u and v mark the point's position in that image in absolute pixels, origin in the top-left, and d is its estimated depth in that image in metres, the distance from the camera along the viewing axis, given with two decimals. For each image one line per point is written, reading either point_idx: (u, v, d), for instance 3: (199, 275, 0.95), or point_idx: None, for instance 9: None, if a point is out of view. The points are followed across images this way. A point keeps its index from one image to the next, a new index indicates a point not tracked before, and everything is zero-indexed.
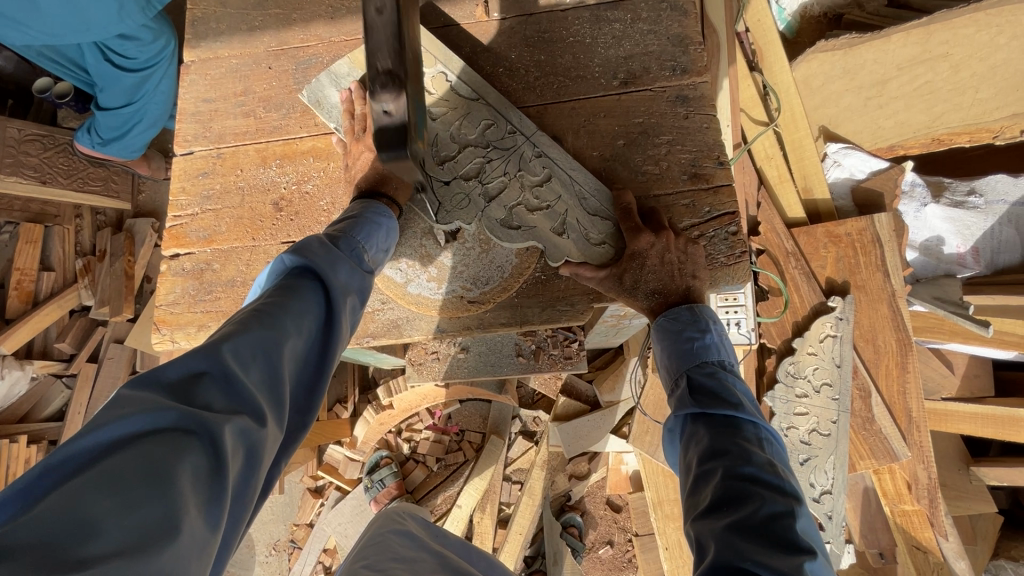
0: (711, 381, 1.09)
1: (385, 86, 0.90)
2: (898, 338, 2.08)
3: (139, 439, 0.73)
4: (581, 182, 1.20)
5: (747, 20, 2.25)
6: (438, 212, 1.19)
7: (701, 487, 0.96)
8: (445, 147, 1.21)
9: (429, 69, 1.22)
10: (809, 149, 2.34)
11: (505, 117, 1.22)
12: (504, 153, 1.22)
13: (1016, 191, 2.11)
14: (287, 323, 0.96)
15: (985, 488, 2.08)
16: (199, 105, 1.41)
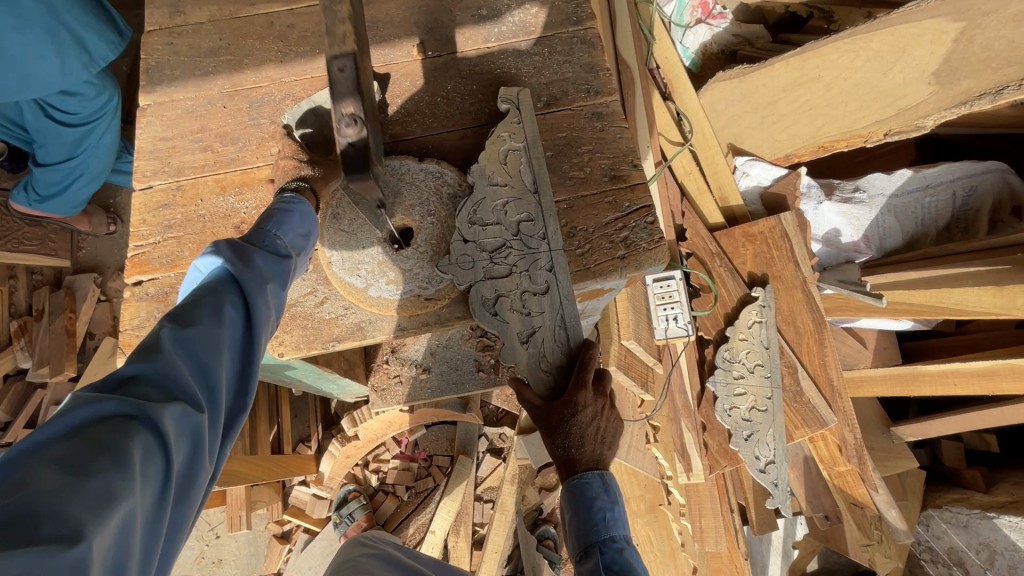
0: (620, 559, 1.31)
1: (347, 122, 1.06)
2: (814, 318, 2.33)
3: (83, 429, 0.83)
4: (569, 312, 1.27)
5: (655, 57, 2.61)
6: (444, 260, 1.31)
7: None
8: (486, 209, 1.33)
9: (513, 142, 1.36)
10: (721, 164, 2.66)
11: (547, 219, 1.31)
12: (525, 247, 1.31)
13: (891, 185, 2.48)
14: (214, 322, 1.04)
15: (905, 444, 2.33)
16: (157, 143, 1.51)
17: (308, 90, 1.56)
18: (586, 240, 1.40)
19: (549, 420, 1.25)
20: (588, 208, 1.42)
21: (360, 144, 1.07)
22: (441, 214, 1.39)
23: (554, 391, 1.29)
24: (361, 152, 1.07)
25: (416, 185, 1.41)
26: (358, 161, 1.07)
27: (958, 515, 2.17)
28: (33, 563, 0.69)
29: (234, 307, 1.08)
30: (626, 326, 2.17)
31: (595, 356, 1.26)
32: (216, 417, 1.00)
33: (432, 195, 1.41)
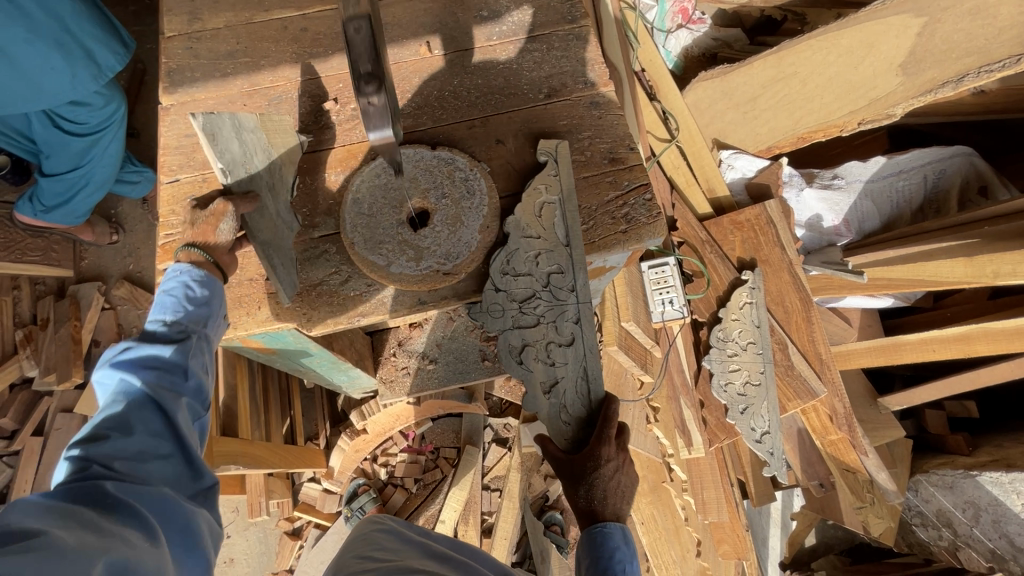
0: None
1: (367, 83, 1.15)
2: (801, 298, 2.46)
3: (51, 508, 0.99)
4: (591, 367, 1.38)
5: (641, 61, 2.75)
6: (477, 309, 1.42)
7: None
8: (518, 257, 1.43)
9: (549, 195, 1.44)
10: (706, 158, 2.80)
11: (576, 270, 1.40)
12: (553, 297, 1.41)
13: (867, 172, 2.64)
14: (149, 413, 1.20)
15: (892, 415, 2.45)
16: (181, 140, 1.60)
17: (323, 88, 1.66)
18: (589, 217, 1.51)
19: (571, 472, 1.35)
20: (590, 188, 1.53)
21: (381, 101, 1.18)
22: (454, 197, 1.49)
23: (576, 443, 1.38)
24: (382, 112, 1.18)
25: (430, 171, 1.51)
26: (378, 117, 1.20)
27: (943, 477, 2.30)
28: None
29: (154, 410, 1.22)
30: (625, 310, 2.26)
31: (616, 413, 1.36)
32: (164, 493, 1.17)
33: (446, 180, 1.51)
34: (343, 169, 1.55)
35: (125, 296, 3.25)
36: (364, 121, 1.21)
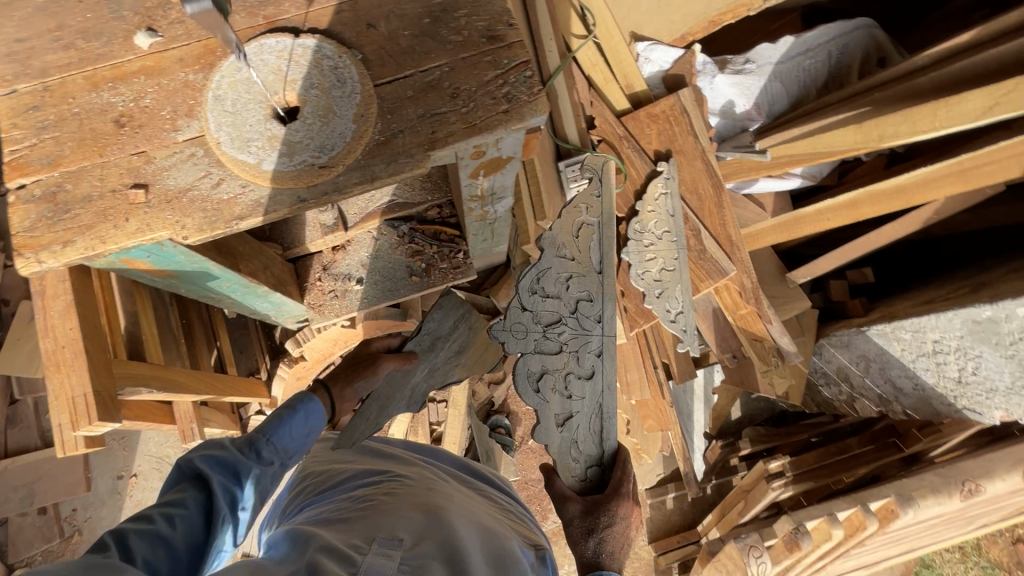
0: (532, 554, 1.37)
1: None
2: (713, 185, 2.53)
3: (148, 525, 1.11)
4: (604, 401, 1.60)
5: None
6: (502, 328, 1.63)
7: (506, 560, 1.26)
8: (553, 296, 1.65)
9: (585, 220, 1.67)
10: (624, 53, 2.68)
11: (605, 300, 1.64)
12: (581, 320, 1.64)
13: (776, 53, 2.64)
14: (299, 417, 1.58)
15: (798, 288, 2.61)
16: (12, 45, 1.43)
17: None
18: (469, 98, 1.45)
19: (583, 518, 1.48)
20: (470, 69, 1.47)
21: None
22: (325, 85, 1.41)
23: (588, 485, 1.55)
24: None
25: (297, 61, 1.42)
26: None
27: (841, 337, 2.53)
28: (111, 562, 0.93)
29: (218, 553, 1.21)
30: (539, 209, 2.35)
31: (626, 466, 1.56)
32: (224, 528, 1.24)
33: (314, 69, 1.42)
34: (201, 65, 1.43)
35: None
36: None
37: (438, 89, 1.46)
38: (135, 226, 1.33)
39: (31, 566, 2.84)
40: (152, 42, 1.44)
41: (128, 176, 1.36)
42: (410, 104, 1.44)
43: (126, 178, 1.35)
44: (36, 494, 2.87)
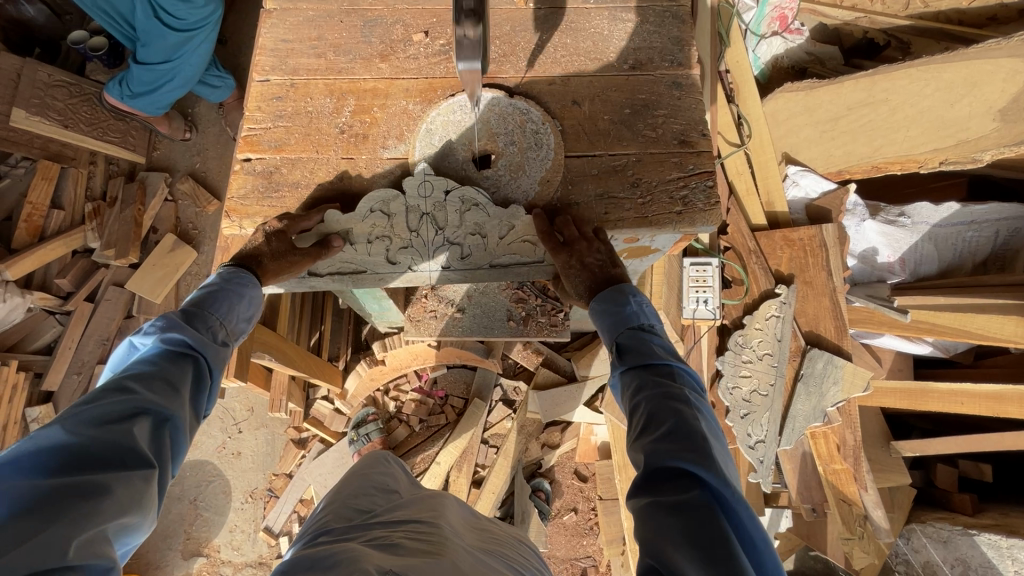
0: (637, 339, 1.33)
1: (466, 16, 1.20)
2: (836, 325, 2.43)
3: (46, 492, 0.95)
4: (762, 436, 2.32)
5: (726, 61, 2.72)
6: (723, 389, 2.37)
7: (628, 357, 1.31)
8: (476, 254, 1.55)
9: (785, 323, 2.40)
10: (772, 169, 2.74)
11: (461, 267, 1.56)
12: (444, 245, 1.54)
13: (936, 216, 2.51)
14: (226, 293, 1.39)
15: (902, 460, 2.43)
16: (278, 43, 1.67)
17: (417, 19, 1.70)
18: (647, 192, 1.53)
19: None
20: (655, 163, 1.55)
21: (476, 37, 1.22)
22: (522, 144, 1.54)
23: None
24: (474, 45, 1.23)
25: (505, 117, 1.56)
26: (470, 50, 1.24)
27: (940, 530, 2.25)
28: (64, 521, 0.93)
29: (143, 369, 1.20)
30: (657, 298, 2.34)
31: None
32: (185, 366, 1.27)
33: (517, 127, 1.56)
34: (423, 98, 1.60)
35: (187, 191, 3.42)
36: (455, 52, 1.25)
37: (621, 175, 1.54)
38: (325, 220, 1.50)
39: None
40: (389, 70, 1.64)
41: (334, 172, 1.54)
42: (592, 182, 1.53)
43: (331, 173, 1.55)
44: None
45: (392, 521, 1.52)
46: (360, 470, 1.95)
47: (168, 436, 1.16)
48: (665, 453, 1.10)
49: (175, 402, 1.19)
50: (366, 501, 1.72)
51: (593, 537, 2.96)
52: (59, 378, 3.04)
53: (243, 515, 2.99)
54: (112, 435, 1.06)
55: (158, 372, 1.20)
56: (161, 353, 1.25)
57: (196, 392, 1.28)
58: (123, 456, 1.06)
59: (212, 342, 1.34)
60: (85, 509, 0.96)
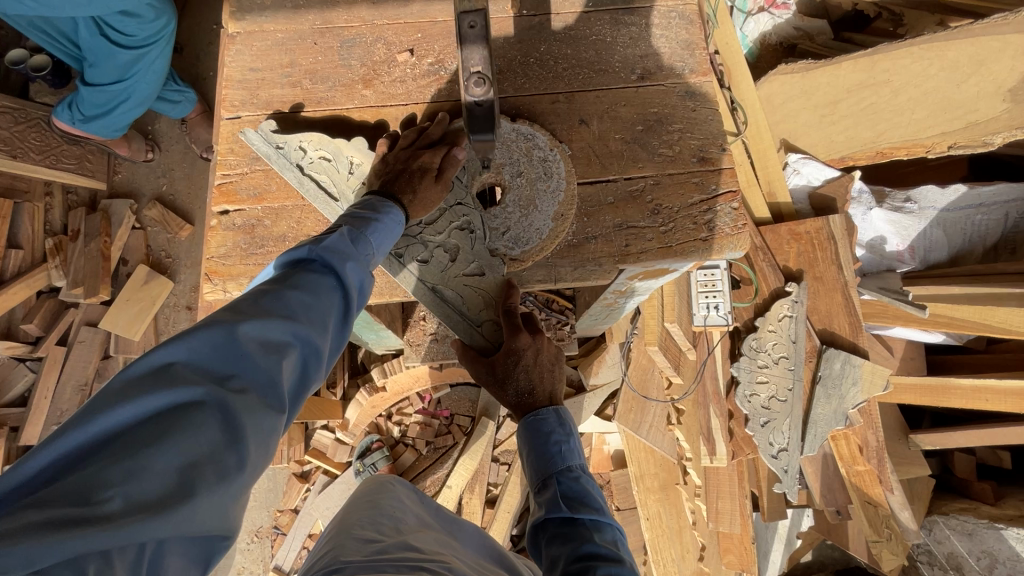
0: (576, 486, 1.25)
1: (477, 81, 1.11)
2: (850, 321, 2.34)
3: (171, 412, 0.86)
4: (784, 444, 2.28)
5: (717, 41, 2.44)
6: (740, 397, 2.32)
7: (568, 508, 1.21)
8: (428, 270, 1.39)
9: (798, 321, 2.29)
10: (772, 159, 2.53)
11: (430, 287, 1.39)
12: (411, 240, 1.39)
13: (943, 199, 2.47)
14: (386, 225, 1.25)
15: (921, 453, 2.41)
16: (246, 73, 1.50)
17: (400, 35, 1.54)
18: (670, 218, 1.42)
19: None
20: (674, 186, 1.43)
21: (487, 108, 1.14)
22: (530, 175, 1.42)
23: None
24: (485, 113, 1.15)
25: (508, 145, 1.43)
26: (481, 123, 1.16)
27: (963, 523, 2.28)
28: (178, 455, 0.84)
29: (301, 290, 1.08)
30: (671, 309, 2.20)
31: None
32: (339, 301, 1.13)
33: (524, 156, 1.43)
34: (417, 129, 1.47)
35: (156, 218, 3.19)
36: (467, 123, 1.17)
37: (639, 201, 1.43)
38: None
39: None
40: (375, 97, 1.50)
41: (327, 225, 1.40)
42: (609, 212, 1.42)
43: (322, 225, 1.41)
44: None
45: (406, 566, 1.28)
46: (365, 496, 1.70)
47: (307, 380, 1.06)
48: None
49: (324, 337, 1.08)
50: (373, 531, 1.46)
51: None
52: (37, 430, 2.86)
53: (251, 556, 2.93)
54: (260, 367, 0.96)
55: (312, 297, 1.08)
56: (320, 270, 1.13)
57: (343, 328, 1.15)
58: (265, 393, 0.96)
59: (366, 270, 1.20)
60: (220, 458, 0.87)
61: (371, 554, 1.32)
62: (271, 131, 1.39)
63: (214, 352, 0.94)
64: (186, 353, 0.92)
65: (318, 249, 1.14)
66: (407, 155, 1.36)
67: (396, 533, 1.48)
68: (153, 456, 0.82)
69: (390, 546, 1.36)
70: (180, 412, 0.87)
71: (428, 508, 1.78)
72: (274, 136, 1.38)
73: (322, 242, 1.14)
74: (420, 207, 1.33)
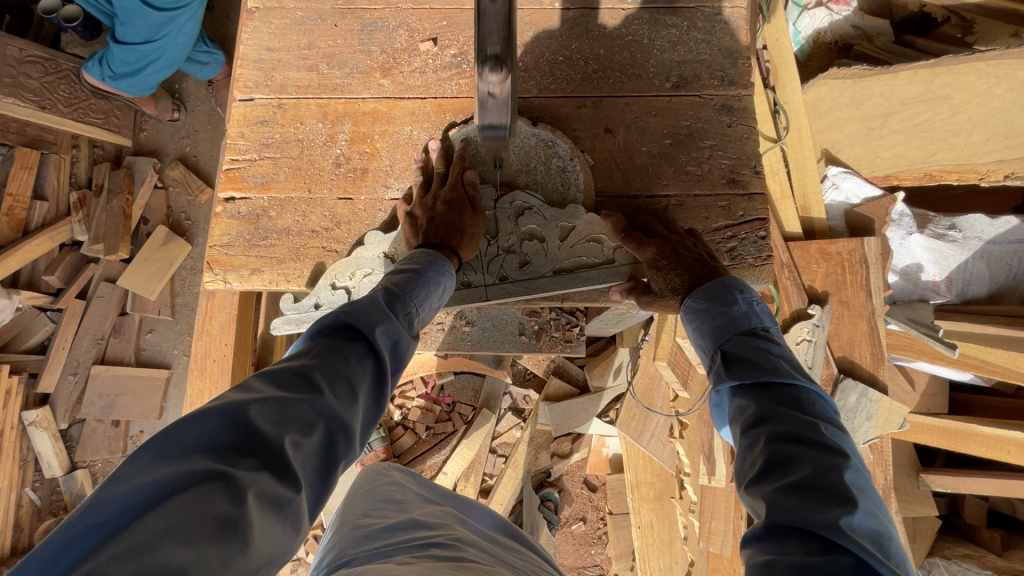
0: (758, 346, 1.12)
1: (492, 68, 0.98)
2: (872, 352, 2.23)
3: (178, 492, 0.78)
4: None
5: (764, 38, 2.32)
6: None
7: (740, 372, 1.09)
8: (537, 260, 1.37)
9: (817, 340, 2.20)
10: (811, 170, 2.35)
11: (525, 279, 1.37)
12: (497, 259, 1.38)
13: (991, 230, 2.30)
14: (427, 280, 1.23)
15: (930, 493, 2.34)
16: (262, 53, 1.46)
17: (424, 22, 1.46)
18: None
19: None
20: (699, 209, 1.37)
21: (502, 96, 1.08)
22: (547, 186, 1.42)
23: None
24: (500, 103, 1.08)
25: (528, 152, 1.42)
26: (495, 113, 1.11)
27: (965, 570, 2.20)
28: (178, 543, 0.74)
29: (328, 359, 1.05)
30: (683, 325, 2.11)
31: None
32: (367, 366, 1.09)
33: (542, 164, 1.42)
34: (427, 139, 1.43)
35: (178, 178, 3.20)
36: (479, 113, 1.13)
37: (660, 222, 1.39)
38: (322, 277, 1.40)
39: (89, 469, 3.03)
40: (392, 88, 1.44)
41: (331, 220, 1.40)
42: None
43: (326, 221, 1.41)
44: (114, 407, 3.05)
45: (415, 546, 1.18)
46: (359, 488, 1.56)
47: (334, 457, 0.98)
48: (790, 508, 0.87)
49: (350, 409, 1.02)
50: (374, 518, 1.35)
51: (602, 546, 2.86)
52: (54, 379, 2.97)
53: None
54: (275, 442, 0.89)
55: (339, 365, 1.04)
56: (352, 338, 1.11)
57: (373, 399, 1.10)
58: (280, 470, 0.87)
59: (399, 334, 1.17)
60: (225, 545, 0.76)
61: (378, 541, 1.22)
62: (290, 302, 1.40)
63: (230, 429, 0.87)
64: (199, 434, 0.85)
65: (349, 316, 1.12)
66: (432, 198, 1.34)
67: (401, 514, 1.38)
68: (148, 551, 0.72)
69: (398, 531, 1.26)
70: (188, 493, 0.78)
71: (428, 489, 1.65)
72: (297, 305, 1.39)
73: (356, 308, 1.13)
74: (472, 241, 1.33)
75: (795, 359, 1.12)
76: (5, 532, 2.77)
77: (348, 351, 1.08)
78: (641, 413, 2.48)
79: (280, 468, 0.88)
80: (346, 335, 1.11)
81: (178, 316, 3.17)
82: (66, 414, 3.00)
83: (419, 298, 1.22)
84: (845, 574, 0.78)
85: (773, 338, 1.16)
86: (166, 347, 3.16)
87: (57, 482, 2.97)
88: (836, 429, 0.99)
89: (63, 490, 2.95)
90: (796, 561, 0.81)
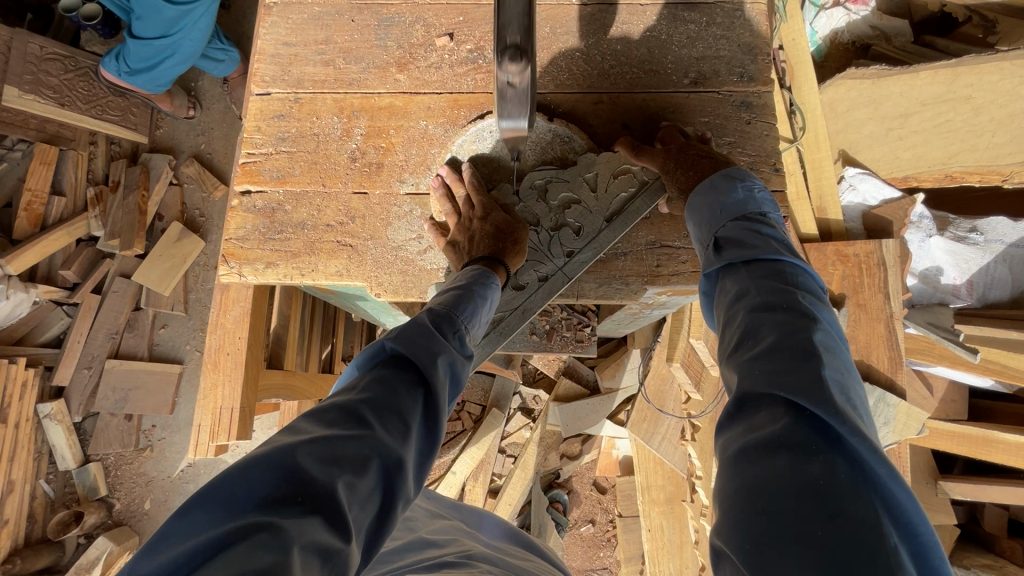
0: (746, 229, 1.11)
1: (513, 56, 0.97)
2: (891, 356, 2.17)
3: (226, 547, 0.71)
4: None
5: (781, 36, 2.29)
6: None
7: (727, 253, 1.09)
8: (587, 222, 1.34)
9: None
10: (828, 171, 2.32)
11: (586, 243, 1.33)
12: (554, 240, 1.35)
13: (1014, 233, 2.25)
14: (472, 296, 1.19)
15: (948, 501, 2.30)
16: (279, 48, 1.46)
17: (441, 17, 1.46)
18: None
19: None
20: None
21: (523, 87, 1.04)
22: None
23: None
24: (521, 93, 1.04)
25: (546, 150, 1.41)
26: (514, 106, 1.09)
27: None
28: None
29: (377, 393, 0.97)
30: (696, 326, 2.07)
31: None
32: (417, 395, 1.01)
33: (557, 160, 1.41)
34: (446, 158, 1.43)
35: (193, 175, 3.22)
36: (498, 108, 1.10)
37: (677, 220, 1.39)
38: (335, 270, 1.39)
39: (102, 462, 3.06)
40: (408, 83, 1.44)
41: (346, 215, 1.40)
42: (643, 229, 1.40)
43: (341, 215, 1.40)
44: (127, 401, 3.07)
45: (426, 567, 1.18)
46: None
47: (390, 498, 0.89)
48: (761, 374, 0.88)
49: (403, 443, 0.94)
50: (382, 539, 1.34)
51: (610, 549, 2.85)
52: (69, 372, 3.00)
53: None
54: (326, 486, 0.81)
55: (390, 398, 0.97)
56: (400, 366, 1.04)
57: (427, 433, 1.01)
58: (332, 517, 0.78)
59: (451, 358, 1.10)
60: None
61: (389, 565, 1.21)
62: None
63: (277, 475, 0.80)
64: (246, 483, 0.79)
65: (395, 343, 1.05)
66: (469, 220, 1.31)
67: (410, 532, 1.37)
68: None
69: (408, 552, 1.25)
70: (233, 548, 0.71)
71: (436, 502, 1.64)
72: None
73: (403, 334, 1.07)
74: (518, 249, 1.31)
75: (788, 239, 1.12)
76: (20, 523, 2.81)
77: (399, 380, 1.01)
78: (653, 415, 2.47)
79: (332, 514, 0.79)
80: (393, 364, 1.04)
81: (191, 312, 3.19)
82: (80, 407, 3.03)
83: (466, 316, 1.16)
84: (798, 430, 0.81)
85: (769, 221, 1.15)
86: (179, 342, 3.18)
87: (71, 474, 3.01)
88: (815, 298, 1.00)
89: (76, 482, 2.99)
90: (761, 434, 0.82)
